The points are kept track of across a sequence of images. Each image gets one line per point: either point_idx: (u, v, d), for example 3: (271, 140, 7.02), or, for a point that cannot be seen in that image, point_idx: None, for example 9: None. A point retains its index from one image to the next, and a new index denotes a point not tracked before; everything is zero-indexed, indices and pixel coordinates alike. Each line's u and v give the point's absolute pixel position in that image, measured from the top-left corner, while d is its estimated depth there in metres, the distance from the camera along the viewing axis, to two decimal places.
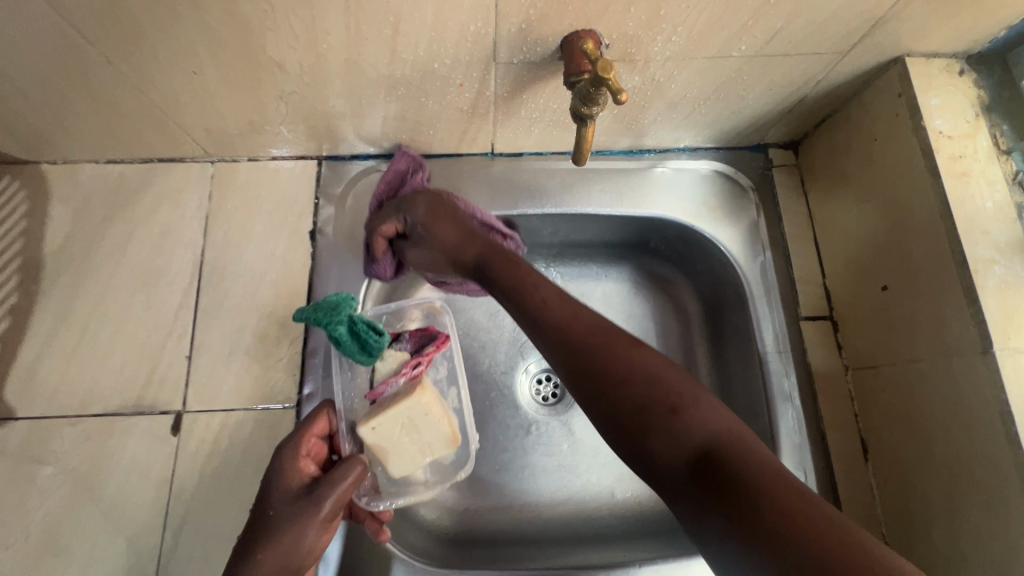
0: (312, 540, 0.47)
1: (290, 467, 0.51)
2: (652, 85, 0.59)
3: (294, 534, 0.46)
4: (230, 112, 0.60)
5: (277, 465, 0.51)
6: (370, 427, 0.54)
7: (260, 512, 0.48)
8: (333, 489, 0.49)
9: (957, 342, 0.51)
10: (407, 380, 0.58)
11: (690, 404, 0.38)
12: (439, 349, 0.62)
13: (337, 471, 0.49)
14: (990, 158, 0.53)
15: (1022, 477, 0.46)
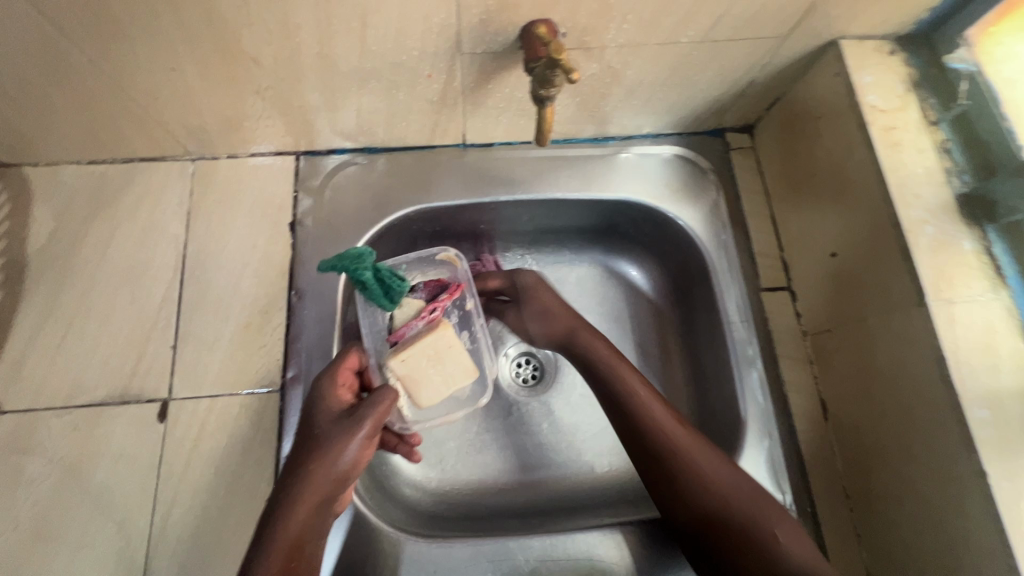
0: (352, 456, 0.49)
1: (330, 394, 0.54)
2: (609, 72, 0.63)
3: (335, 452, 0.48)
4: (209, 109, 0.63)
5: (317, 396, 0.54)
6: (399, 360, 0.57)
7: (307, 433, 0.51)
8: (368, 415, 0.51)
9: (898, 296, 0.55)
10: (427, 322, 0.60)
11: (780, 532, 0.53)
12: (452, 296, 0.65)
13: (374, 397, 0.52)
14: (920, 129, 0.58)
15: (957, 415, 0.49)
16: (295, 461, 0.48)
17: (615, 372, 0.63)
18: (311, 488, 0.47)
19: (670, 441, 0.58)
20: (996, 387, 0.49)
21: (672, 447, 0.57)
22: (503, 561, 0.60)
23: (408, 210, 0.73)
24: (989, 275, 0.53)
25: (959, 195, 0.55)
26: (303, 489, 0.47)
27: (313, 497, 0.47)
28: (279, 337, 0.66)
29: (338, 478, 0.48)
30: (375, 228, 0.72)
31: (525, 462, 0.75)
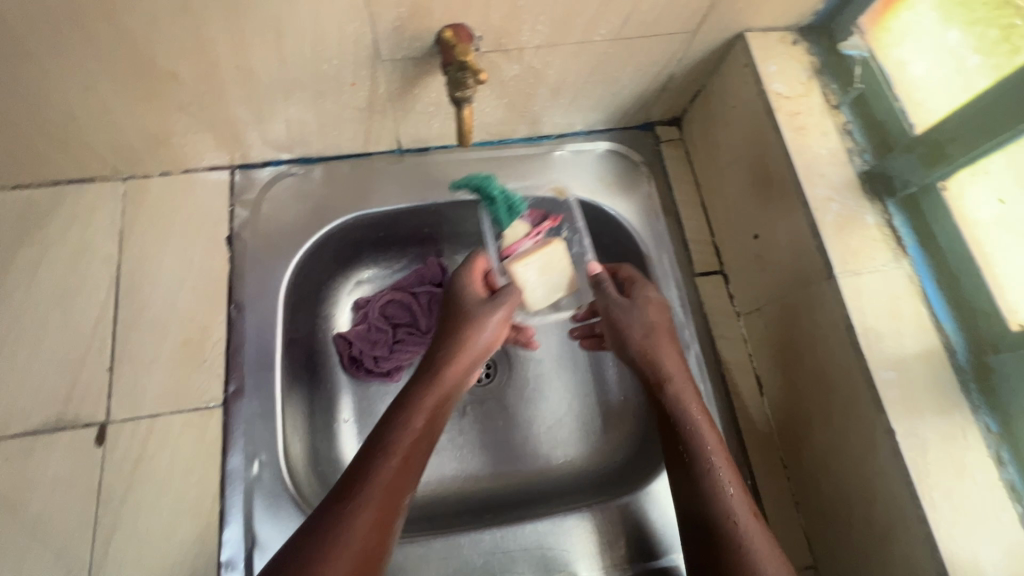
0: (489, 334, 0.63)
1: (468, 285, 0.66)
2: (531, 73, 0.65)
3: (478, 329, 0.63)
4: (133, 126, 0.62)
5: (457, 285, 0.66)
6: (520, 267, 0.65)
7: (457, 314, 0.64)
8: (503, 302, 0.64)
9: (811, 271, 0.58)
10: (534, 241, 0.68)
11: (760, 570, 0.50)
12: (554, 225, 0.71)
13: (503, 291, 0.64)
14: (822, 113, 0.61)
15: (868, 379, 0.52)
16: (448, 330, 0.63)
17: (677, 390, 0.61)
18: (404, 431, 0.55)
19: (713, 469, 0.56)
20: (900, 351, 0.52)
21: (711, 475, 0.55)
22: (452, 557, 0.61)
23: (347, 218, 0.74)
24: (891, 246, 0.56)
25: (860, 173, 0.59)
26: (400, 429, 0.55)
27: (404, 445, 0.54)
28: (220, 352, 0.65)
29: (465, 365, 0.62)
30: (314, 236, 0.73)
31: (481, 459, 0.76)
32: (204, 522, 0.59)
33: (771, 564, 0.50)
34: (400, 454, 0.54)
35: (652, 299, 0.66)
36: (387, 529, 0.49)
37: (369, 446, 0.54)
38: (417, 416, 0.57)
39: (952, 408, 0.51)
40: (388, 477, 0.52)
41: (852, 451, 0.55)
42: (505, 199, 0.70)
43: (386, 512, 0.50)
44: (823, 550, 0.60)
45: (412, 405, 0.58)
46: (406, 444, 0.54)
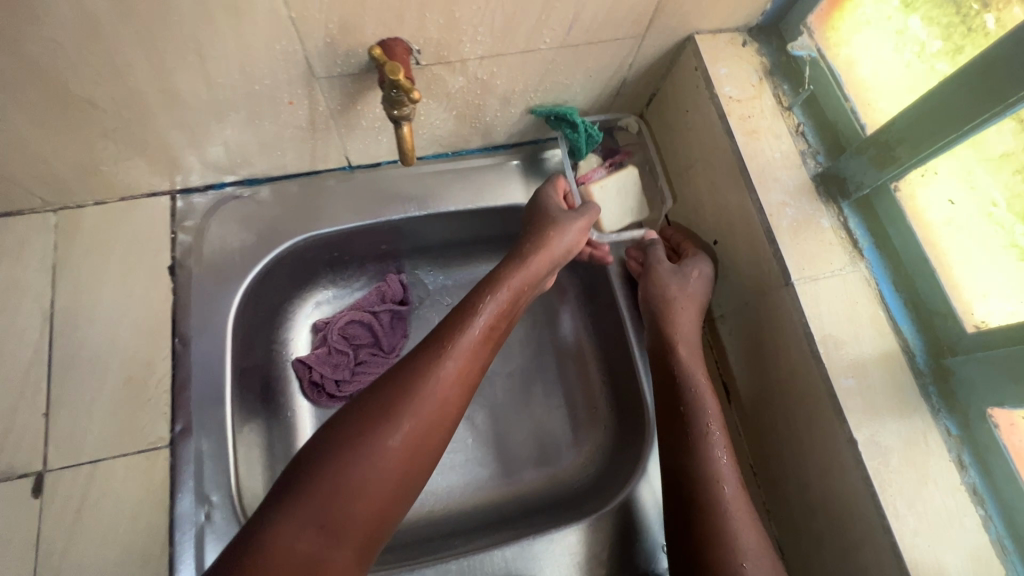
0: (570, 239, 0.65)
1: (553, 195, 0.69)
2: (478, 84, 0.63)
3: (559, 234, 0.64)
4: (56, 156, 0.59)
5: (541, 194, 0.69)
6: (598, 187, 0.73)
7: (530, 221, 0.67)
8: (586, 215, 0.67)
9: (769, 277, 0.57)
10: (608, 168, 0.74)
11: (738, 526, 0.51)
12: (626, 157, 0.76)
13: (583, 207, 0.69)
14: (774, 115, 0.61)
15: (829, 387, 0.51)
16: (534, 231, 0.65)
17: (686, 355, 0.62)
18: (459, 342, 0.53)
19: (706, 433, 0.57)
20: (860, 357, 0.52)
21: (705, 434, 0.56)
22: None
23: (297, 240, 0.72)
24: (847, 249, 0.56)
25: (813, 175, 0.59)
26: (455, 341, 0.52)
27: (458, 356, 0.52)
28: (164, 390, 0.62)
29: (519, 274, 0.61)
30: (263, 261, 0.70)
31: (449, 479, 0.74)
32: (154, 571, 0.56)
33: (748, 537, 0.51)
34: (453, 365, 0.51)
35: (695, 273, 0.66)
36: (432, 437, 0.49)
37: (423, 352, 0.52)
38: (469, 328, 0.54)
39: (912, 412, 0.50)
40: (439, 384, 0.50)
41: (819, 461, 0.53)
42: (585, 129, 0.70)
43: (431, 421, 0.48)
44: (794, 563, 0.59)
45: (472, 310, 0.56)
46: (462, 353, 0.52)
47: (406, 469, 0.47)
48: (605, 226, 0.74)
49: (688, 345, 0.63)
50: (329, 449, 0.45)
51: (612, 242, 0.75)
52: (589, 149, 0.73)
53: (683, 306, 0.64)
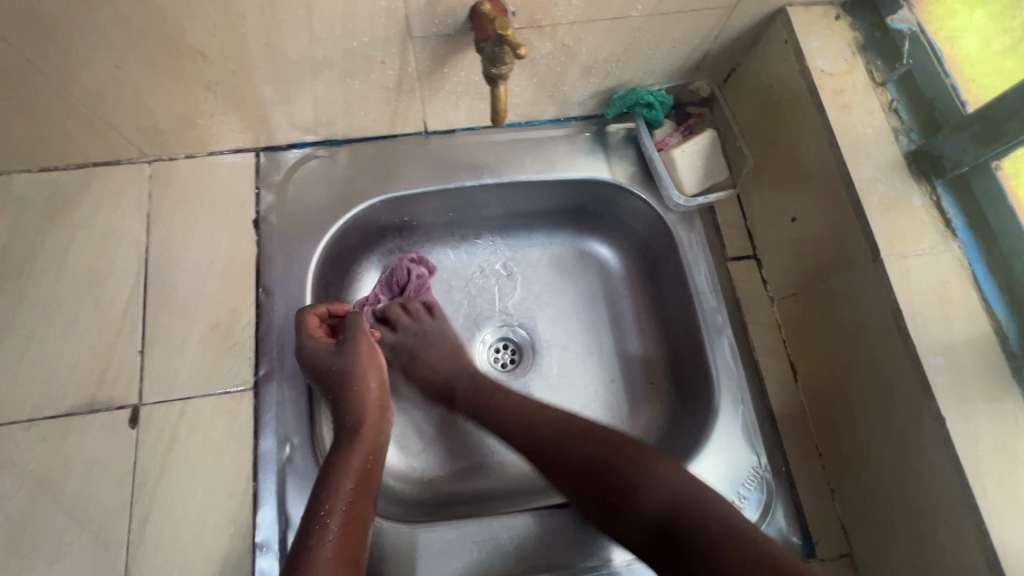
0: (372, 370, 0.64)
1: (310, 343, 0.62)
2: (563, 51, 0.63)
3: (361, 378, 0.62)
4: (159, 107, 0.61)
5: (302, 353, 0.62)
6: (680, 152, 0.72)
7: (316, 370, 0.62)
8: (357, 338, 0.64)
9: (854, 254, 0.56)
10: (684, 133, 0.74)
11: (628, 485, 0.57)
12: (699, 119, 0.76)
13: (348, 339, 0.64)
14: (867, 91, 0.59)
15: (915, 365, 0.51)
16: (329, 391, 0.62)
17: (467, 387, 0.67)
18: (344, 471, 0.56)
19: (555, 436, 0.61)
20: (949, 336, 0.51)
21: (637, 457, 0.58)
22: (489, 540, 0.60)
23: (374, 200, 0.73)
24: (940, 229, 0.55)
25: (907, 152, 0.57)
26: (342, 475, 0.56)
27: (351, 486, 0.55)
28: (250, 336, 0.65)
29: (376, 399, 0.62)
30: (340, 219, 0.72)
31: (450, 458, 0.74)
32: (240, 503, 0.59)
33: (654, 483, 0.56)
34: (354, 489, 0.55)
35: None
36: (356, 555, 0.52)
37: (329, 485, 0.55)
38: (352, 460, 0.57)
39: (1002, 394, 0.50)
40: (345, 512, 0.53)
41: (897, 437, 0.54)
42: (660, 102, 0.72)
43: (348, 541, 0.52)
44: (859, 538, 0.60)
45: (354, 435, 0.59)
46: (349, 480, 0.56)
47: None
48: (692, 188, 0.73)
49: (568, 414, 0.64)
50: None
51: (708, 201, 0.72)
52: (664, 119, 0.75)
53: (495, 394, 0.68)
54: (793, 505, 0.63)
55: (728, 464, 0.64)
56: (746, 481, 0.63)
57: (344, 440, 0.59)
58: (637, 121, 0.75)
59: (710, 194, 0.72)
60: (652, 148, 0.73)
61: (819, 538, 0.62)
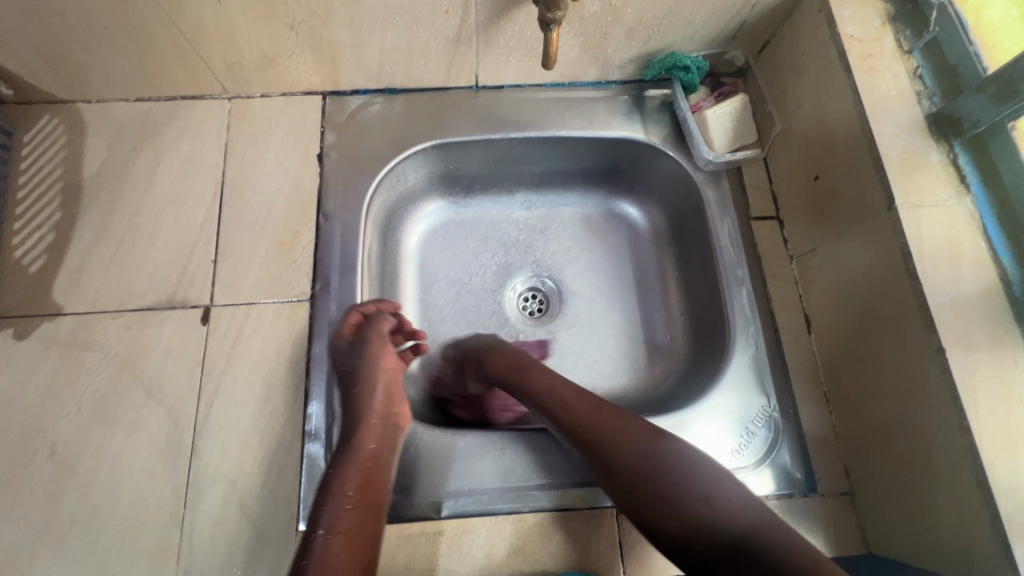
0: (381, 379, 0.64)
1: (338, 339, 0.65)
2: (610, 10, 0.69)
3: (371, 383, 0.63)
4: (247, 44, 0.69)
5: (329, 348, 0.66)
6: (712, 113, 0.77)
7: (341, 370, 0.64)
8: (372, 337, 0.65)
9: (872, 205, 0.60)
10: (717, 97, 0.79)
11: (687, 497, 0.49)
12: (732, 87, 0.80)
13: (369, 340, 0.64)
14: (895, 57, 0.63)
15: (922, 303, 0.55)
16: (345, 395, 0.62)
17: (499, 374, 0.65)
18: (349, 490, 0.54)
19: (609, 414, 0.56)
20: (957, 279, 0.55)
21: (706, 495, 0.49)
22: (510, 449, 0.66)
23: (425, 145, 0.79)
24: (954, 184, 0.58)
25: (928, 115, 0.61)
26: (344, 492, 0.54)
27: (356, 503, 0.53)
28: (309, 254, 0.72)
29: (384, 426, 0.61)
30: (393, 160, 0.78)
31: None
32: (292, 398, 0.66)
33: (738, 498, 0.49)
34: (360, 505, 0.53)
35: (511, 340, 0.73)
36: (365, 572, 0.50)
37: (335, 504, 0.52)
38: (353, 474, 0.55)
39: (1005, 335, 0.53)
40: (348, 519, 0.52)
41: (903, 375, 0.58)
42: (696, 66, 0.77)
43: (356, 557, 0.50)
44: (859, 477, 0.64)
45: (358, 451, 0.58)
46: (353, 493, 0.54)
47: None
48: (720, 147, 0.77)
49: (633, 425, 0.55)
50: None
51: (735, 159, 0.76)
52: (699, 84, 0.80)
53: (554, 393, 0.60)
54: (797, 443, 0.67)
55: (739, 401, 0.68)
56: (755, 418, 0.67)
57: (345, 455, 0.57)
58: (673, 85, 0.79)
59: (737, 153, 0.76)
60: (686, 108, 0.78)
61: (821, 475, 0.65)
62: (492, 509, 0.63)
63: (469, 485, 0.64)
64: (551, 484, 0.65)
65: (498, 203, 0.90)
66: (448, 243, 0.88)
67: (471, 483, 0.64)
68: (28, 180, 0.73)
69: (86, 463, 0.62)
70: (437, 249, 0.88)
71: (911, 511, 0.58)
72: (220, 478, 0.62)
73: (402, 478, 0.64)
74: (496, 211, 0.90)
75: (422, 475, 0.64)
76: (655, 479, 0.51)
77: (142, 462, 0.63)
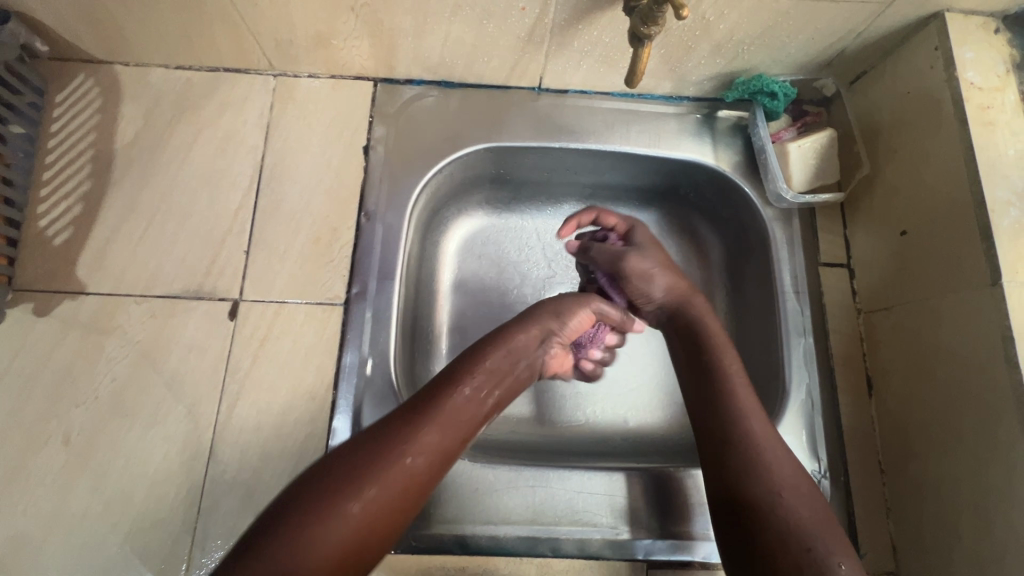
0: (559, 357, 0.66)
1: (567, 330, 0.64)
2: (701, 24, 0.62)
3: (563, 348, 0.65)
4: (302, 22, 0.64)
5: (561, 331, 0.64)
6: (795, 147, 0.70)
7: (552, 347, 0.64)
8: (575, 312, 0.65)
9: (970, 275, 0.55)
10: (800, 129, 0.72)
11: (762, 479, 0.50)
12: (818, 118, 0.73)
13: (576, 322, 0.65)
14: (1016, 111, 0.57)
15: (1019, 395, 0.50)
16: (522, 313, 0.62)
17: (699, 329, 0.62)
18: (449, 407, 0.51)
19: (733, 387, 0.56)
20: None
21: (779, 499, 0.48)
22: (540, 487, 0.62)
23: (477, 146, 0.73)
24: None
25: None
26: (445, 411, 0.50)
27: (457, 421, 0.51)
28: (347, 255, 0.68)
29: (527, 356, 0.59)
30: (442, 160, 0.72)
31: None
32: (318, 409, 0.63)
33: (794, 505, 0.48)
34: (455, 439, 0.50)
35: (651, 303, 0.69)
36: (418, 495, 0.47)
37: (441, 408, 0.50)
38: (472, 390, 0.53)
39: None
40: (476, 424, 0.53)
41: (982, 466, 0.53)
42: (784, 93, 0.70)
43: (399, 479, 0.46)
44: (909, 558, 0.60)
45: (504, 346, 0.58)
46: (453, 417, 0.51)
47: (381, 527, 0.44)
48: (798, 184, 0.71)
49: (769, 432, 0.53)
50: (318, 491, 0.43)
51: (813, 200, 0.70)
52: (783, 111, 0.73)
53: (732, 379, 0.57)
54: (846, 515, 0.63)
55: None
56: None
57: (469, 371, 0.54)
58: (754, 109, 0.73)
59: (817, 195, 0.70)
60: (765, 137, 0.71)
61: (866, 550, 0.62)
62: (515, 549, 0.60)
63: (496, 521, 0.60)
64: (581, 530, 0.61)
65: (544, 212, 0.84)
66: (487, 247, 0.82)
67: (497, 521, 0.60)
68: (58, 144, 0.68)
69: (101, 455, 0.60)
70: (474, 255, 0.81)
71: None
72: (238, 486, 0.60)
73: (425, 507, 0.60)
74: (541, 221, 0.84)
75: (444, 507, 0.60)
76: (739, 448, 0.52)
77: (158, 459, 0.60)
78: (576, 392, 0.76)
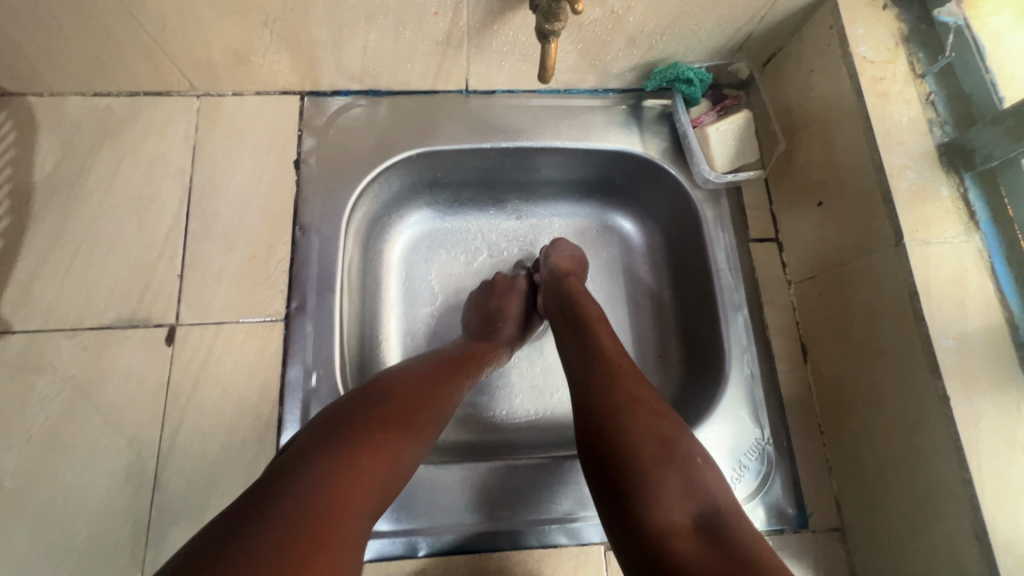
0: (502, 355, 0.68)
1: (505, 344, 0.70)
2: (612, 18, 0.64)
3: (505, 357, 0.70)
4: (216, 41, 0.64)
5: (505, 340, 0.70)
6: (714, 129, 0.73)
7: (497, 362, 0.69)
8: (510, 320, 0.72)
9: (878, 238, 0.58)
10: (719, 112, 0.76)
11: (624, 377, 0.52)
12: (735, 102, 0.77)
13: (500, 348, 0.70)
14: (907, 81, 0.61)
15: (926, 346, 0.53)
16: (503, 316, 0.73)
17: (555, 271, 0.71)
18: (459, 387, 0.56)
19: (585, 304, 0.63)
20: (963, 323, 0.53)
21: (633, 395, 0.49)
22: (496, 482, 0.63)
23: (409, 152, 0.74)
24: (962, 219, 0.56)
25: (939, 144, 0.59)
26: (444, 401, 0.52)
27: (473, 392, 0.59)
28: (284, 270, 0.68)
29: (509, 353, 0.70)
30: (375, 168, 0.73)
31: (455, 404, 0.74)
32: (265, 427, 0.62)
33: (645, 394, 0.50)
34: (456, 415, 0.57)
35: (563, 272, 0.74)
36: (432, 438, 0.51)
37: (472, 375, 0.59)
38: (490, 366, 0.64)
39: (1008, 382, 0.51)
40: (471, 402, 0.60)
41: (902, 414, 0.56)
42: (699, 78, 0.73)
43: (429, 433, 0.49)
44: (852, 513, 0.62)
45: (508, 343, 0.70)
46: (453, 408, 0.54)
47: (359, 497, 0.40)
48: (720, 165, 0.74)
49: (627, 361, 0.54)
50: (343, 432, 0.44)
51: (735, 179, 0.72)
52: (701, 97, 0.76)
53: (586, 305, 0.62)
54: (790, 479, 0.65)
55: (733, 434, 0.66)
56: (749, 451, 0.65)
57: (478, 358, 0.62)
58: (674, 97, 0.75)
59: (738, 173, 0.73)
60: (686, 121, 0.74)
61: (812, 510, 0.64)
62: (473, 547, 0.60)
63: (451, 519, 0.61)
64: (538, 521, 0.62)
65: (486, 213, 0.85)
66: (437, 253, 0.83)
67: (454, 518, 0.61)
68: None
69: (38, 496, 0.58)
70: (420, 261, 0.82)
71: (903, 553, 0.57)
72: (186, 513, 0.59)
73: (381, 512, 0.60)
74: (484, 222, 0.85)
75: (404, 509, 0.61)
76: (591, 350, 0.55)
77: (100, 494, 0.58)
78: (532, 385, 0.77)
